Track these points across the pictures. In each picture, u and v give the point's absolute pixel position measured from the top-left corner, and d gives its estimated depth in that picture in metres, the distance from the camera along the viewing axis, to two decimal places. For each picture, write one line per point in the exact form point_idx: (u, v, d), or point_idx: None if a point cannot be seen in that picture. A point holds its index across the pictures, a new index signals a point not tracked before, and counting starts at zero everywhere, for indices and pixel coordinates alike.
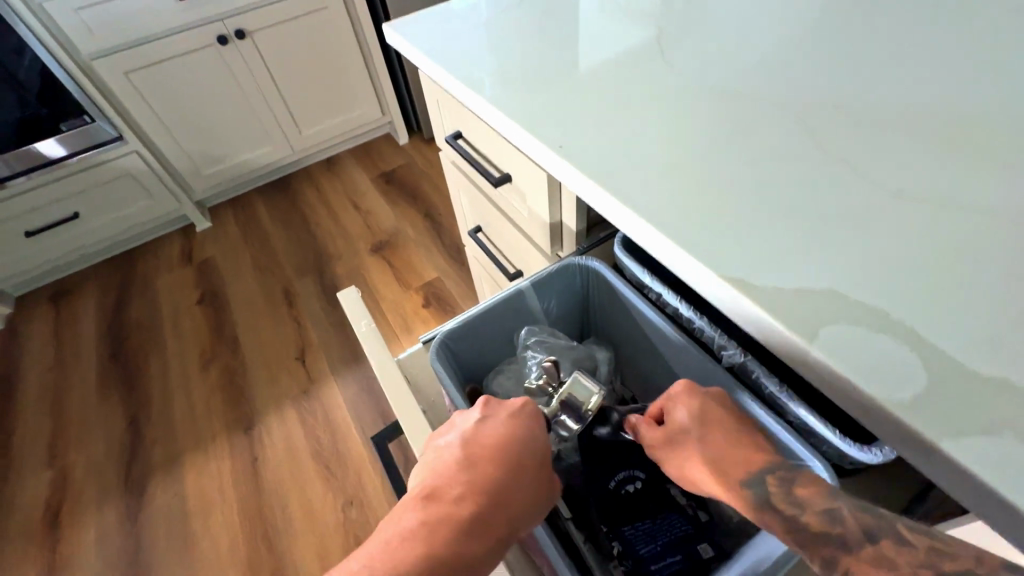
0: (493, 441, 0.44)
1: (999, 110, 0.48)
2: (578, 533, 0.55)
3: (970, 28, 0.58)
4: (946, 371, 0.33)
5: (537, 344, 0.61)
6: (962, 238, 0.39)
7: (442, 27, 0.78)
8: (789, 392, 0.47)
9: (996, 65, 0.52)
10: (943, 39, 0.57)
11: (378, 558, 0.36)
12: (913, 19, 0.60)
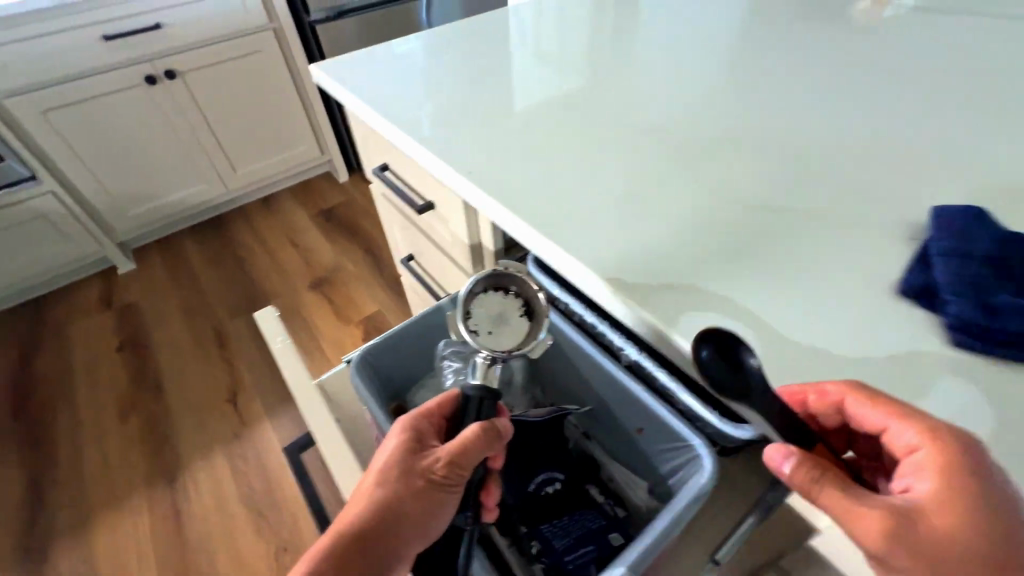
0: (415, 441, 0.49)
1: (824, 138, 0.58)
2: (500, 539, 0.58)
3: (807, 75, 0.70)
4: (775, 345, 0.39)
5: (453, 354, 0.63)
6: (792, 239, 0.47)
7: (366, 69, 0.84)
8: (676, 382, 0.53)
9: (833, 107, 0.63)
10: (795, 85, 0.68)
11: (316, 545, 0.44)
12: (770, 67, 0.72)
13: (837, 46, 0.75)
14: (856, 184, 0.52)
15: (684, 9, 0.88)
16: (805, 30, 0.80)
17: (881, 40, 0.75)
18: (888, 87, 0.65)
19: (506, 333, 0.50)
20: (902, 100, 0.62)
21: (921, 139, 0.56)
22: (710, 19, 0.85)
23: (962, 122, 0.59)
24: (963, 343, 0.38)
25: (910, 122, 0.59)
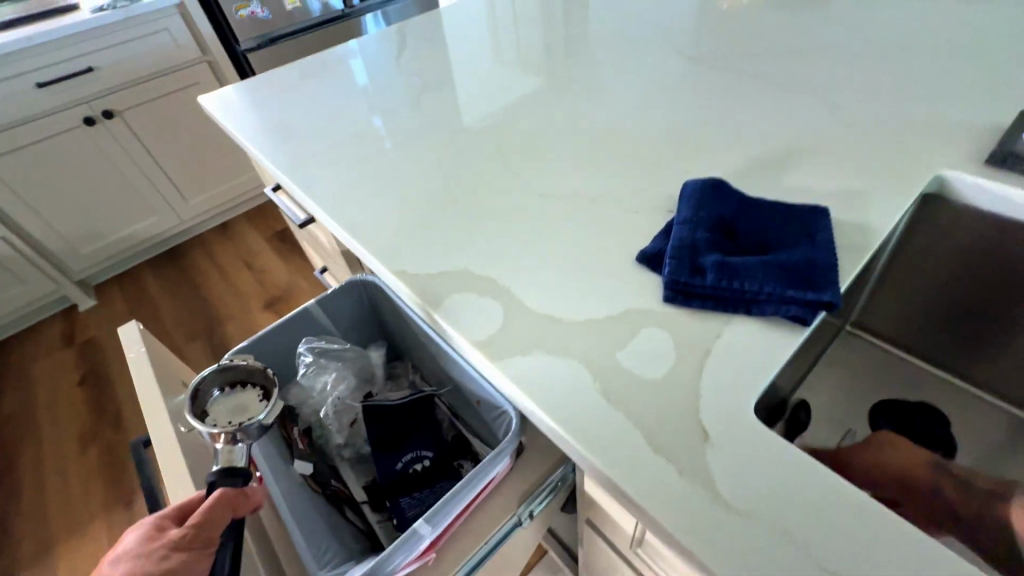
0: (146, 525, 0.43)
1: (624, 136, 0.65)
2: (371, 516, 0.66)
3: (632, 77, 0.77)
4: (515, 316, 0.45)
5: (309, 349, 0.71)
6: (563, 225, 0.53)
7: (250, 102, 0.91)
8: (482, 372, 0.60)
9: (642, 107, 0.70)
10: (617, 90, 0.75)
11: None
12: (601, 74, 0.79)
13: (666, 48, 0.82)
14: (637, 174, 0.59)
15: (543, 25, 0.96)
16: (642, 34, 0.87)
17: (706, 39, 0.82)
18: (695, 84, 0.72)
19: (248, 409, 0.61)
20: (700, 98, 0.69)
21: (704, 129, 0.63)
22: (561, 33, 0.93)
23: (746, 110, 0.66)
24: (672, 301, 0.43)
25: (702, 115, 0.66)
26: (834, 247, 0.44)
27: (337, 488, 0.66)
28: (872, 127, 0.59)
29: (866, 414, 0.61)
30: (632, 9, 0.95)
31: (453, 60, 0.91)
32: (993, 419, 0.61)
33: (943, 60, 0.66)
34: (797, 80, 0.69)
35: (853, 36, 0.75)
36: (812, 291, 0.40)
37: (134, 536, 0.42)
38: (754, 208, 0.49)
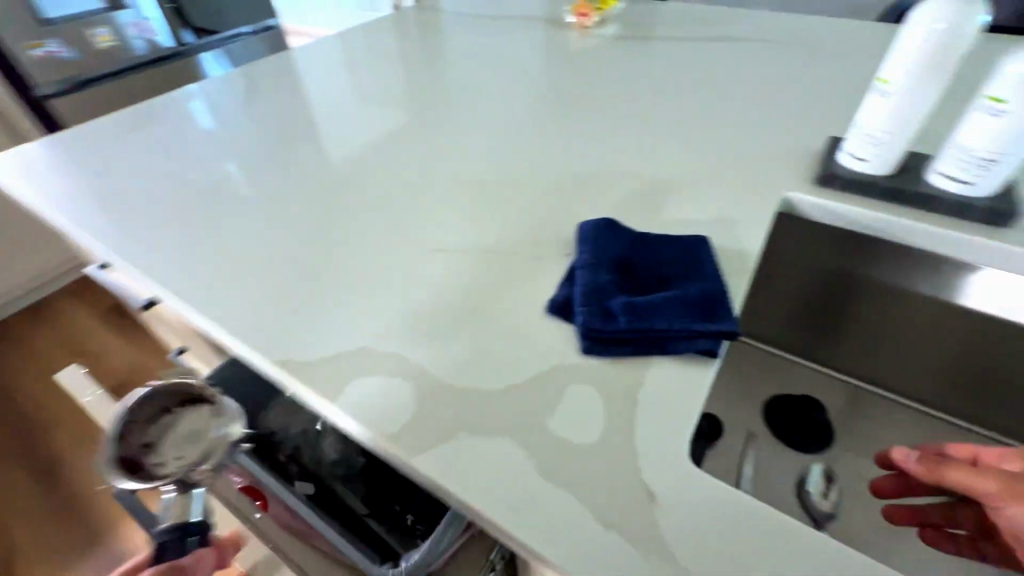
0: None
1: (510, 176, 0.64)
2: (379, 526, 0.59)
3: (508, 115, 0.78)
4: (429, 395, 0.40)
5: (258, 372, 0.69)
6: (465, 280, 0.50)
7: (56, 162, 0.73)
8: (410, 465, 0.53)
9: (524, 147, 0.70)
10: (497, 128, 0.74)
11: None
12: (477, 113, 0.78)
13: (535, 86, 0.85)
14: (530, 216, 0.58)
15: (409, 65, 0.93)
16: (511, 72, 0.89)
17: (568, 78, 0.86)
18: (569, 120, 0.75)
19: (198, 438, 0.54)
20: (574, 134, 0.71)
21: (584, 165, 0.65)
22: (432, 72, 0.91)
23: (618, 144, 0.69)
24: (591, 350, 0.42)
25: (581, 152, 0.68)
26: (720, 275, 0.48)
27: (339, 500, 0.61)
28: (726, 156, 0.66)
29: (763, 415, 0.67)
30: (496, 49, 0.97)
31: (317, 103, 0.84)
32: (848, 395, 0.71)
33: (766, 94, 0.77)
34: (656, 115, 0.75)
35: (693, 74, 0.84)
36: (714, 323, 0.42)
37: None
38: (646, 245, 0.51)
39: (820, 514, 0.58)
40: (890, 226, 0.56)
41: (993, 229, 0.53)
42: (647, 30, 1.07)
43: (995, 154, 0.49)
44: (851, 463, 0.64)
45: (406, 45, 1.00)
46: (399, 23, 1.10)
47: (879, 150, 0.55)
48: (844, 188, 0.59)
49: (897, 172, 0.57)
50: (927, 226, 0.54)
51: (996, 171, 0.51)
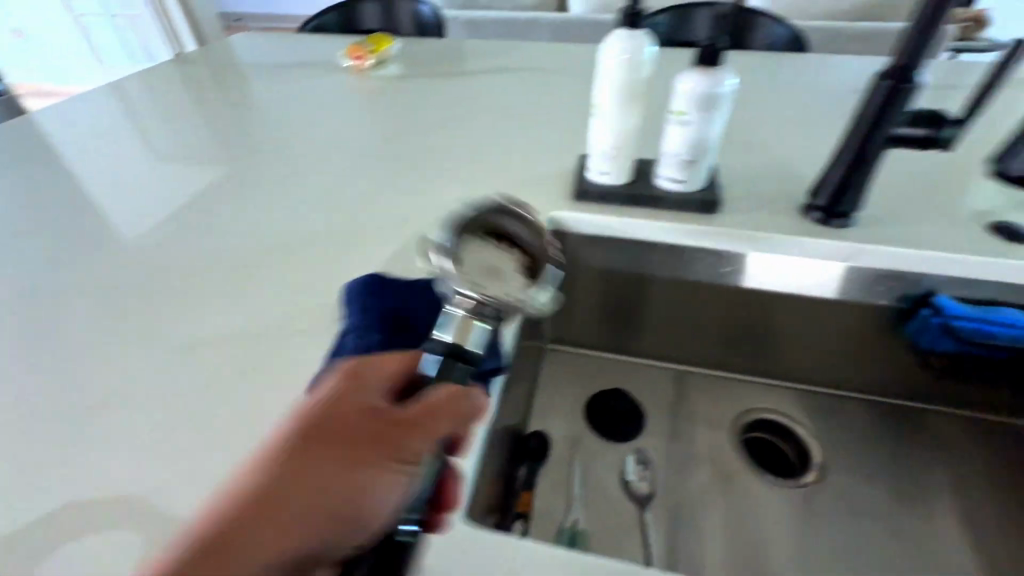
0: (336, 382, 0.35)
1: (290, 251, 0.62)
2: None
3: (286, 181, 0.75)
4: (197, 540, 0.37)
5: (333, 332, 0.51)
6: (239, 390, 0.47)
7: None
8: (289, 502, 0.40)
9: (300, 214, 0.67)
10: (271, 201, 0.70)
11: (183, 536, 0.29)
12: (252, 185, 0.74)
13: (313, 148, 0.82)
14: (311, 292, 0.56)
15: (171, 145, 0.85)
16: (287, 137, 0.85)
17: (348, 132, 0.86)
18: (348, 179, 0.73)
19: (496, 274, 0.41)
20: (355, 191, 0.71)
21: (367, 223, 0.65)
22: (199, 148, 0.84)
23: (398, 192, 0.70)
24: None
25: (359, 208, 0.67)
26: (489, 309, 0.49)
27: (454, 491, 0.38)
28: (498, 188, 0.69)
29: (584, 420, 0.71)
30: (271, 115, 0.93)
31: (55, 209, 0.72)
32: (658, 376, 0.78)
33: (531, 123, 0.84)
34: (434, 158, 0.77)
35: (467, 113, 0.90)
36: (479, 362, 0.42)
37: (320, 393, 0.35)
38: (416, 293, 0.50)
39: (638, 504, 0.62)
40: (634, 229, 0.63)
41: (708, 215, 0.62)
42: (427, 71, 1.11)
43: (692, 156, 0.59)
44: (664, 438, 0.70)
45: (169, 125, 0.92)
46: (158, 101, 1.00)
47: (613, 163, 0.62)
48: (596, 200, 0.65)
49: (633, 178, 0.65)
50: (660, 223, 0.62)
51: (696, 170, 0.60)
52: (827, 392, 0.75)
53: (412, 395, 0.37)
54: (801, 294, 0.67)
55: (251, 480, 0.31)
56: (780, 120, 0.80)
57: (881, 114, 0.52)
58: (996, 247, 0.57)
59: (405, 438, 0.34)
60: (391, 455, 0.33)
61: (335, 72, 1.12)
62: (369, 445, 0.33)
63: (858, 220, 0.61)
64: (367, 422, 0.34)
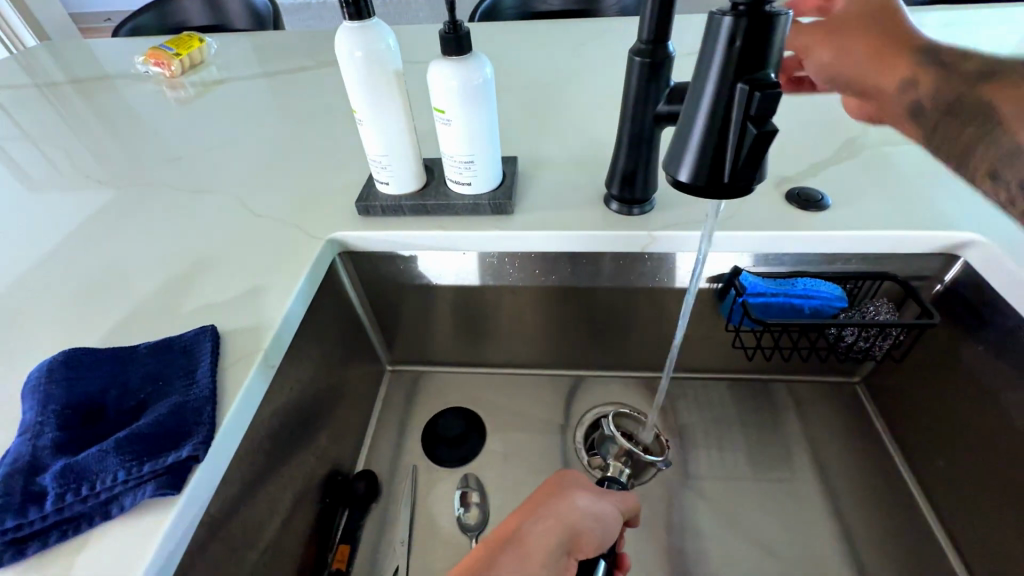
0: (551, 483, 0.46)
1: (19, 313, 0.52)
2: None
3: (43, 227, 0.64)
4: None
5: None
6: None
7: None
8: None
9: (44, 271, 0.57)
10: (16, 256, 0.59)
11: (498, 549, 0.39)
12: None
13: (82, 183, 0.71)
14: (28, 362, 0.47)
15: None
16: (55, 173, 0.74)
17: (133, 159, 0.76)
18: (114, 219, 0.64)
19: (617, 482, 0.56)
20: (122, 230, 0.62)
21: (123, 268, 0.56)
22: None
23: (171, 226, 0.61)
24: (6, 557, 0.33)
25: (114, 257, 0.58)
26: (211, 374, 0.41)
27: None
28: (279, 208, 0.61)
29: (422, 449, 0.69)
30: (45, 147, 0.80)
31: None
32: (510, 382, 0.75)
33: (339, 126, 0.76)
34: (220, 179, 0.68)
35: (275, 118, 0.80)
36: (169, 453, 0.36)
37: (579, 478, 0.47)
38: (124, 367, 0.42)
39: (468, 535, 0.61)
40: (425, 241, 0.58)
41: (502, 219, 0.57)
42: (244, 69, 0.99)
43: (469, 154, 0.53)
44: (506, 454, 0.68)
45: None
46: None
47: (389, 172, 0.56)
48: (384, 214, 0.58)
49: (425, 181, 0.59)
50: (449, 233, 0.57)
51: (480, 170, 0.55)
52: (684, 374, 0.73)
53: (573, 490, 0.45)
54: (619, 288, 0.63)
55: (504, 526, 0.41)
56: (601, 93, 0.75)
57: (644, 91, 0.47)
58: (788, 218, 0.54)
59: (578, 531, 0.43)
60: (566, 508, 0.43)
61: (138, 81, 0.98)
62: (555, 508, 0.43)
63: (658, 203, 0.57)
64: (558, 506, 0.43)
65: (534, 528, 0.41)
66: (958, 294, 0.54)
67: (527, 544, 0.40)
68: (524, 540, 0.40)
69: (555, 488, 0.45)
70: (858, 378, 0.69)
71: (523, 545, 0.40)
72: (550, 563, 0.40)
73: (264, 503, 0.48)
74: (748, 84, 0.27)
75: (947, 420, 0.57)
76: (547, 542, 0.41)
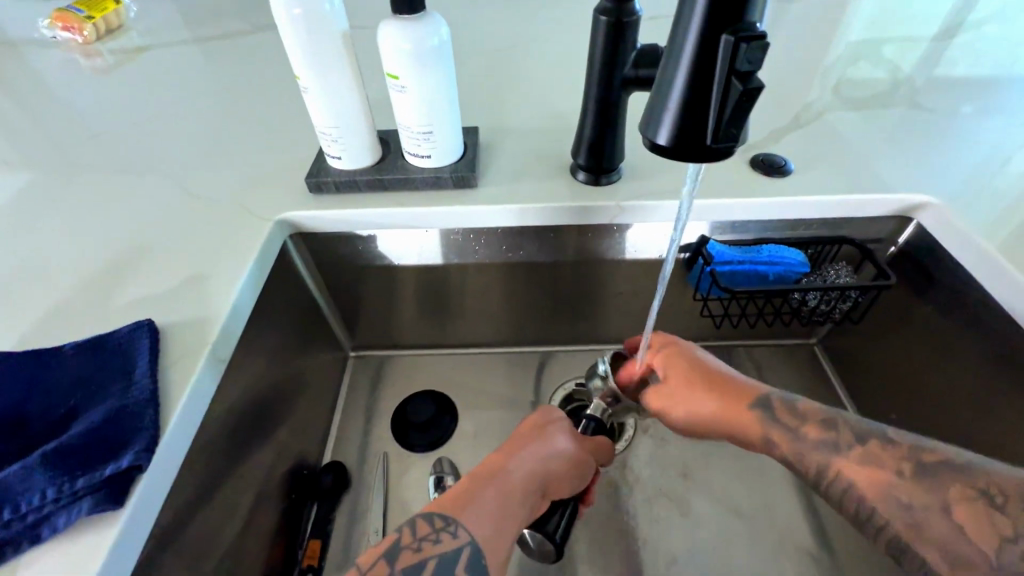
0: (528, 424, 0.47)
1: None
2: None
3: None
4: None
5: None
6: None
7: None
8: None
9: None
10: None
11: (479, 477, 0.40)
12: None
13: None
14: None
15: None
16: None
17: (42, 136, 0.67)
18: (26, 206, 0.57)
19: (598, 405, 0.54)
20: (36, 217, 0.55)
21: (40, 259, 0.50)
22: None
23: (95, 210, 0.55)
24: None
25: (28, 247, 0.51)
26: (151, 374, 0.37)
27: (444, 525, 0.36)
28: (220, 187, 0.56)
29: (392, 436, 0.66)
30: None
31: None
32: (480, 362, 0.73)
33: (283, 97, 0.70)
34: (150, 157, 0.61)
35: (207, 88, 0.73)
36: (105, 465, 0.32)
37: (557, 416, 0.49)
38: (47, 371, 0.37)
39: None
40: (383, 219, 0.54)
41: (465, 193, 0.54)
42: (168, 35, 0.89)
43: (427, 124, 0.50)
44: (479, 434, 0.67)
45: None
46: None
47: (340, 146, 0.52)
48: (338, 190, 0.54)
49: (381, 155, 0.55)
50: (409, 209, 0.53)
51: (440, 141, 0.51)
52: None
53: (548, 429, 0.47)
54: (588, 261, 0.62)
55: (484, 461, 0.43)
56: (562, 59, 0.72)
57: (611, 52, 0.45)
58: (753, 185, 0.54)
59: (551, 468, 0.44)
60: (542, 447, 0.45)
61: (45, 48, 0.87)
62: (531, 447, 0.44)
63: (624, 173, 0.56)
64: (534, 444, 0.45)
65: (512, 462, 0.42)
66: (912, 254, 0.55)
67: (505, 477, 0.41)
68: (503, 474, 0.41)
69: (531, 428, 0.47)
70: (816, 340, 0.72)
71: (502, 477, 0.41)
72: (525, 496, 0.41)
73: (221, 504, 0.45)
74: (734, 36, 0.25)
75: (901, 373, 0.60)
76: (527, 479, 0.42)
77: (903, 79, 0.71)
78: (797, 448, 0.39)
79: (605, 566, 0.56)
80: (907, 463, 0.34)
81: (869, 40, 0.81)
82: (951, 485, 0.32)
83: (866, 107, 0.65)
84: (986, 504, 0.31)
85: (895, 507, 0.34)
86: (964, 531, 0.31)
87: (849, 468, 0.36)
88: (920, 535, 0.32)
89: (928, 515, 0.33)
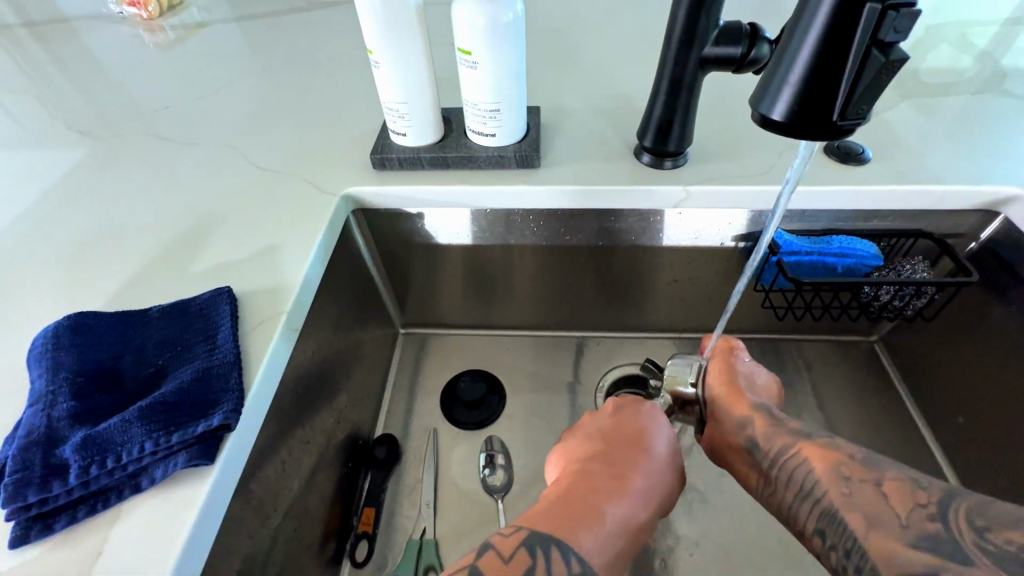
0: (634, 430, 0.46)
1: (16, 270, 0.48)
2: None
3: (29, 181, 0.59)
4: None
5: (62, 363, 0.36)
6: None
7: None
8: (27, 562, 0.30)
9: (37, 229, 0.53)
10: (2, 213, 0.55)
11: (603, 494, 0.39)
12: None
13: (62, 136, 0.65)
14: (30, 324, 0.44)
15: None
16: (31, 126, 0.68)
17: (113, 109, 0.70)
18: (106, 174, 0.59)
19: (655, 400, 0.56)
20: (115, 185, 0.57)
21: (123, 224, 0.52)
22: None
23: (168, 179, 0.57)
24: (48, 528, 0.31)
25: (110, 214, 0.54)
26: (232, 338, 0.39)
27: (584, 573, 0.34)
28: (286, 161, 0.57)
29: (440, 412, 0.68)
30: (13, 100, 0.73)
31: None
32: (525, 344, 0.73)
33: (340, 73, 0.70)
34: (217, 130, 0.63)
35: (265, 64, 0.74)
36: (198, 422, 0.33)
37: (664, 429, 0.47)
38: (136, 331, 0.39)
39: (493, 496, 0.61)
40: (444, 196, 0.54)
41: (528, 173, 0.54)
42: (225, 12, 0.90)
43: (494, 102, 0.49)
44: (525, 416, 0.68)
45: None
46: None
47: (407, 122, 0.52)
48: (401, 166, 0.54)
49: (444, 133, 0.55)
50: (471, 187, 0.53)
51: (506, 119, 0.51)
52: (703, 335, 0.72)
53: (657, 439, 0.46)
54: (645, 248, 0.61)
55: (599, 474, 0.41)
56: (620, 39, 0.70)
57: (691, 29, 0.43)
58: (828, 173, 0.52)
59: (665, 480, 0.43)
60: (653, 461, 0.44)
61: (110, 24, 0.89)
62: (641, 461, 0.43)
63: (690, 157, 0.54)
64: (647, 459, 0.43)
65: (630, 480, 0.41)
66: (994, 250, 0.53)
67: (628, 496, 0.40)
68: (625, 493, 0.40)
69: (638, 434, 0.46)
70: (877, 337, 0.69)
71: (625, 495, 0.40)
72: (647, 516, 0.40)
73: (289, 468, 0.47)
74: (879, 3, 0.24)
75: (973, 373, 0.57)
76: (649, 496, 0.41)
77: (987, 65, 0.67)
78: (773, 429, 0.44)
79: (652, 550, 0.57)
80: (858, 451, 0.39)
81: (952, 19, 0.76)
82: (887, 470, 0.37)
83: (950, 93, 0.61)
84: (913, 484, 0.35)
85: (836, 478, 0.38)
86: (885, 497, 0.35)
87: (809, 447, 0.41)
88: (850, 502, 0.37)
89: (861, 487, 0.37)
